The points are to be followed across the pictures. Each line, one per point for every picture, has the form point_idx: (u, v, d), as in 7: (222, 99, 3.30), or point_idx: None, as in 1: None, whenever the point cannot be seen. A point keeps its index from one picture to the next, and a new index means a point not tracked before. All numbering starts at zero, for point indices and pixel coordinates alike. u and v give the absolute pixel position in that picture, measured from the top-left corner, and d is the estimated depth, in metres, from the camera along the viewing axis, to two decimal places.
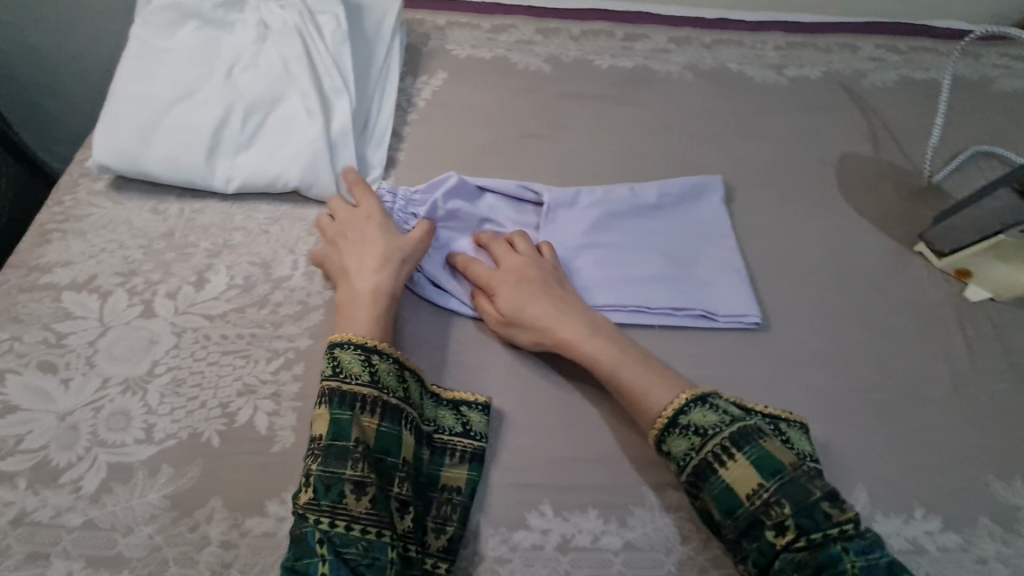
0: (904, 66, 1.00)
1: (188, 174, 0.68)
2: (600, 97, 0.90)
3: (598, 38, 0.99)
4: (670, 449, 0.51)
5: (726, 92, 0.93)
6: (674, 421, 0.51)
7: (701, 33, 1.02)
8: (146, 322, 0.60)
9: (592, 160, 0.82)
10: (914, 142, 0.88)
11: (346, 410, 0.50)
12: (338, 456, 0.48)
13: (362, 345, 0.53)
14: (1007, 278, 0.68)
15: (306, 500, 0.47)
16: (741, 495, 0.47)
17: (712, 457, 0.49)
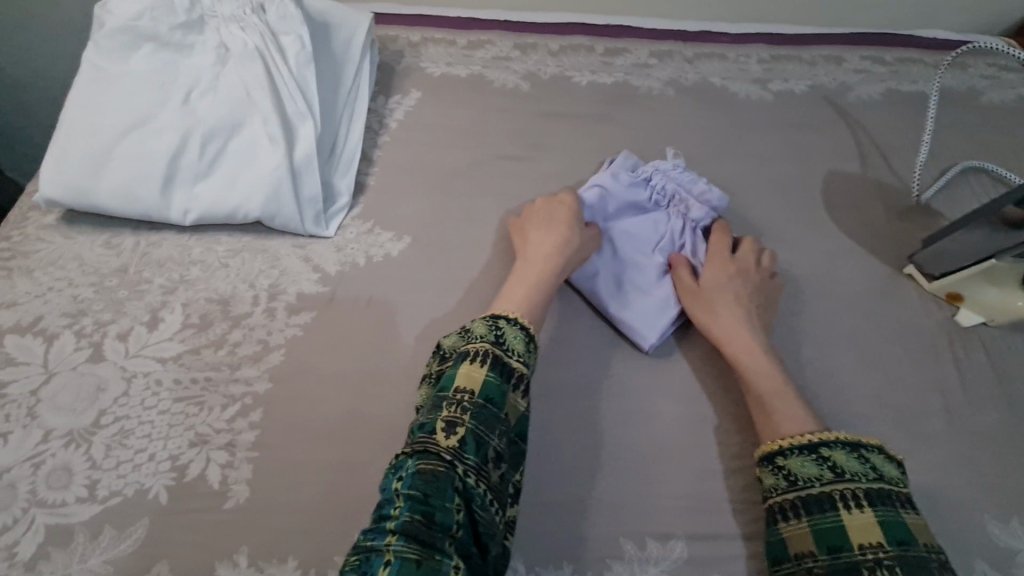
0: (890, 78, 0.97)
1: (143, 207, 0.65)
2: (579, 115, 0.87)
3: (577, 53, 0.96)
4: (789, 466, 0.50)
5: (709, 107, 0.91)
6: (810, 448, 0.50)
7: (683, 47, 1.00)
8: (94, 367, 0.57)
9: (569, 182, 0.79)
10: (902, 157, 0.86)
11: (505, 382, 0.49)
12: (489, 419, 0.46)
13: (519, 320, 0.54)
14: (999, 303, 0.65)
15: (449, 447, 0.44)
16: (857, 544, 0.44)
17: (838, 497, 0.46)
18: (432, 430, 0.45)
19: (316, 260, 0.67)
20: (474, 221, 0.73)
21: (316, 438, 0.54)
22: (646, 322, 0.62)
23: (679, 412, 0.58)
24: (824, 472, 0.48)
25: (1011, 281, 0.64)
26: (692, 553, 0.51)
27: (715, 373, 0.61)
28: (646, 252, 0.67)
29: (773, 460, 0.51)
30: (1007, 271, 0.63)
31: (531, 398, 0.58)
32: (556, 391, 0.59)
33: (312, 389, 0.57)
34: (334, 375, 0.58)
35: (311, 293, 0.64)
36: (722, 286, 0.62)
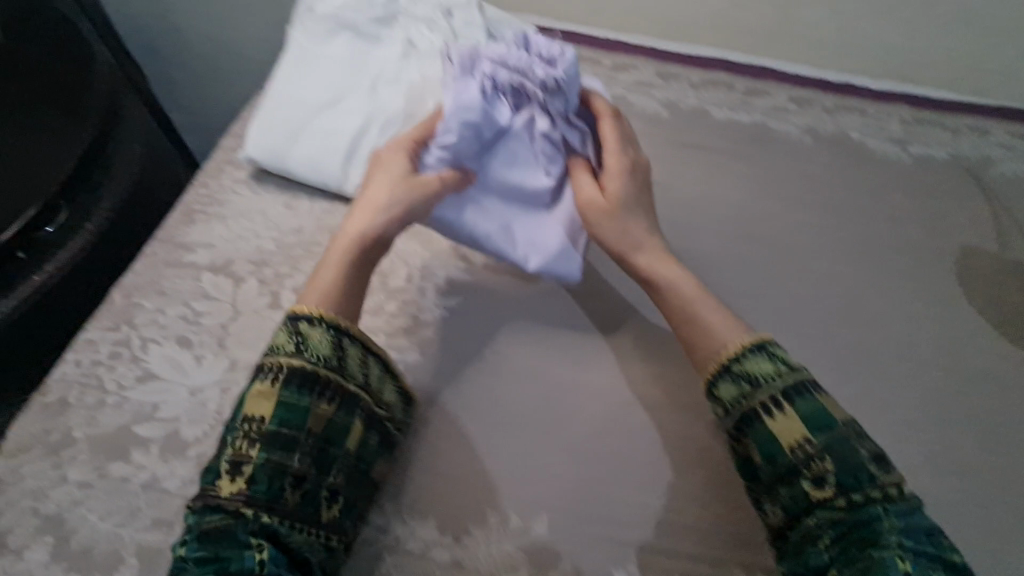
0: None
1: (323, 177, 0.72)
2: (716, 150, 0.90)
3: (718, 89, 0.99)
4: (720, 395, 0.54)
5: (845, 161, 0.91)
6: (726, 370, 0.54)
7: (824, 97, 1.00)
8: (273, 313, 0.64)
9: (701, 214, 0.82)
10: None
11: (305, 396, 0.50)
12: (282, 444, 0.48)
13: (325, 320, 0.53)
14: None
15: (233, 492, 0.46)
16: (787, 445, 0.51)
17: (761, 409, 0.52)
18: (292, 460, 0.48)
19: (466, 250, 0.72)
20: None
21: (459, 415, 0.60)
22: (533, 247, 0.64)
23: None
24: (742, 386, 0.53)
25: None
26: None
27: None
28: (533, 165, 0.63)
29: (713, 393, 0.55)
30: None
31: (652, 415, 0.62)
32: (675, 414, 0.63)
33: (457, 369, 0.63)
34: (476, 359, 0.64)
35: (459, 279, 0.70)
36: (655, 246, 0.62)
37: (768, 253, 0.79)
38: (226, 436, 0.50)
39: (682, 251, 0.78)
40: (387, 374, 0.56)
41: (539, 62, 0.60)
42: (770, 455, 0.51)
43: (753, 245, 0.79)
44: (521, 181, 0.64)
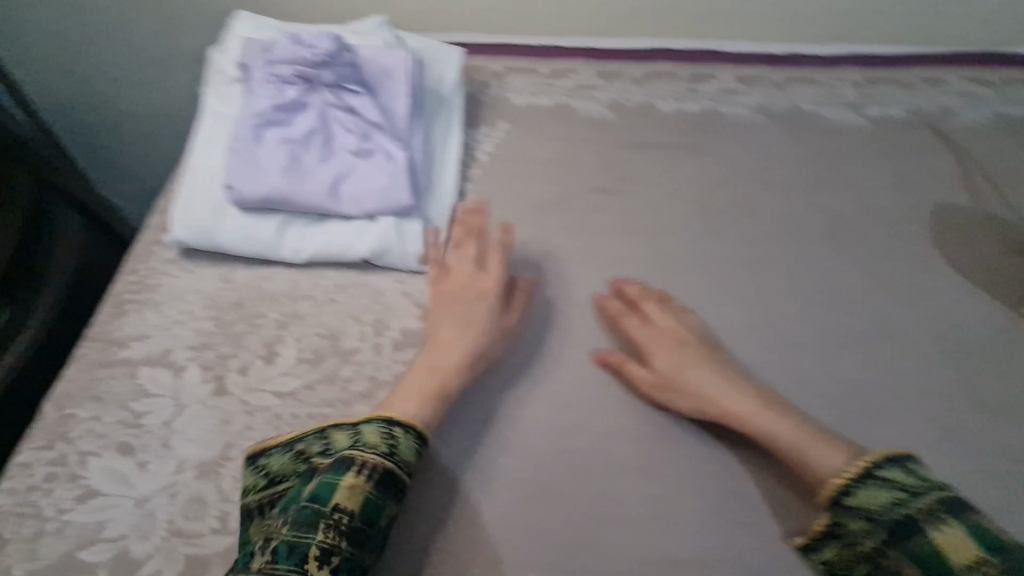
0: (996, 102, 0.92)
1: (260, 246, 0.68)
2: (668, 146, 0.86)
3: (662, 81, 0.95)
4: (893, 479, 0.50)
5: (802, 135, 0.88)
6: (880, 470, 0.51)
7: (773, 72, 0.97)
8: (218, 400, 0.59)
9: (662, 217, 0.78)
10: (1015, 189, 0.81)
11: (388, 495, 0.49)
12: (308, 517, 0.46)
13: (397, 418, 0.53)
14: None
15: (261, 566, 0.45)
16: (956, 564, 0.44)
17: (923, 517, 0.47)
18: (305, 550, 0.45)
19: (418, 297, 0.68)
20: (570, 259, 0.74)
21: (429, 479, 0.56)
22: (336, 176, 0.69)
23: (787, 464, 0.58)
24: (908, 481, 0.49)
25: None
26: None
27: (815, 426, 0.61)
28: (376, 163, 0.70)
29: (868, 478, 0.50)
30: None
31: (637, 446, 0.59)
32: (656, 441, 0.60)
33: None
34: (442, 415, 0.60)
35: (415, 329, 0.66)
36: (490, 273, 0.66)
37: (735, 249, 0.75)
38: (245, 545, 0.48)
39: (648, 259, 0.74)
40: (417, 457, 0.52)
41: (311, 50, 0.69)
42: None
43: (717, 242, 0.76)
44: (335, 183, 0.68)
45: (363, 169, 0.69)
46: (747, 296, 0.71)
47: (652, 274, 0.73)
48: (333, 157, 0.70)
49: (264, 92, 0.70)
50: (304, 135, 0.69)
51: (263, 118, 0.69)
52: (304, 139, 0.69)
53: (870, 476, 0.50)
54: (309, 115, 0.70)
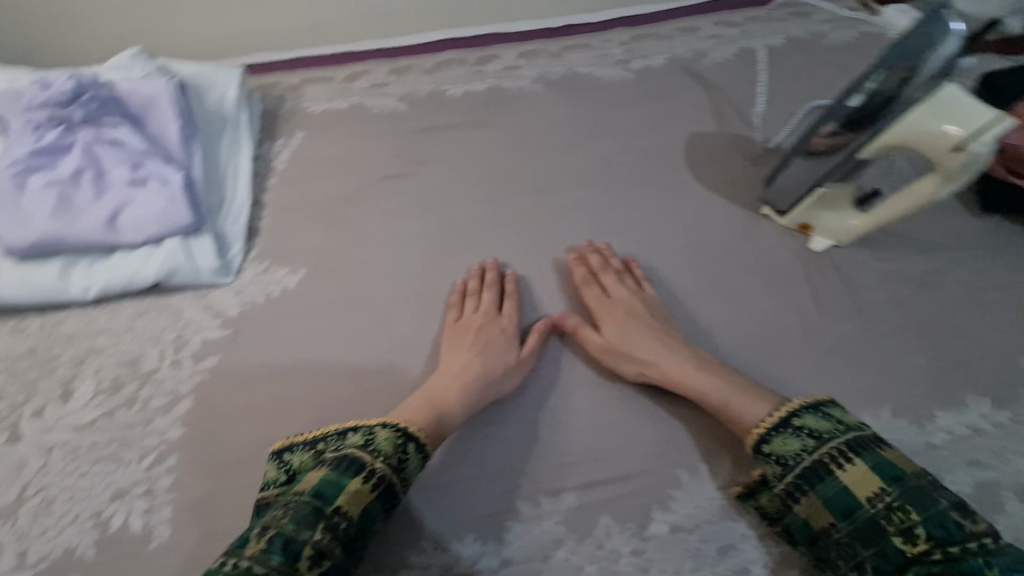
0: (740, 37, 1.05)
1: (42, 292, 0.69)
2: (457, 126, 0.93)
3: (450, 67, 1.02)
4: (805, 424, 0.53)
5: (576, 95, 0.97)
6: (784, 424, 0.54)
7: (550, 43, 1.06)
8: (12, 447, 0.60)
9: (451, 189, 0.84)
10: (754, 109, 0.93)
11: (379, 505, 0.51)
12: (310, 513, 0.47)
13: (397, 424, 0.56)
14: (838, 225, 0.72)
15: (256, 551, 0.43)
16: (863, 499, 0.47)
17: (829, 460, 0.50)
18: (299, 551, 0.44)
19: (217, 307, 0.71)
20: (367, 242, 0.78)
21: (229, 470, 0.59)
22: (108, 206, 0.70)
23: (563, 382, 0.65)
24: (805, 441, 0.52)
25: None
26: (580, 500, 0.58)
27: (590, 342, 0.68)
28: (148, 186, 0.72)
29: (804, 416, 0.54)
30: (840, 194, 0.71)
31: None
32: None
33: (223, 425, 0.62)
34: (243, 408, 0.63)
35: (214, 338, 0.68)
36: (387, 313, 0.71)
37: (519, 202, 0.82)
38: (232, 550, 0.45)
39: (440, 228, 0.79)
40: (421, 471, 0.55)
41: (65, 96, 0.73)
42: None
43: (503, 200, 0.82)
44: (105, 212, 0.70)
45: (134, 195, 0.71)
46: (532, 243, 0.78)
47: (445, 237, 0.78)
48: (103, 188, 0.71)
49: (18, 146, 0.71)
50: (69, 174, 0.71)
51: (20, 165, 0.70)
52: (69, 178, 0.71)
53: (784, 426, 0.54)
54: (72, 155, 0.72)
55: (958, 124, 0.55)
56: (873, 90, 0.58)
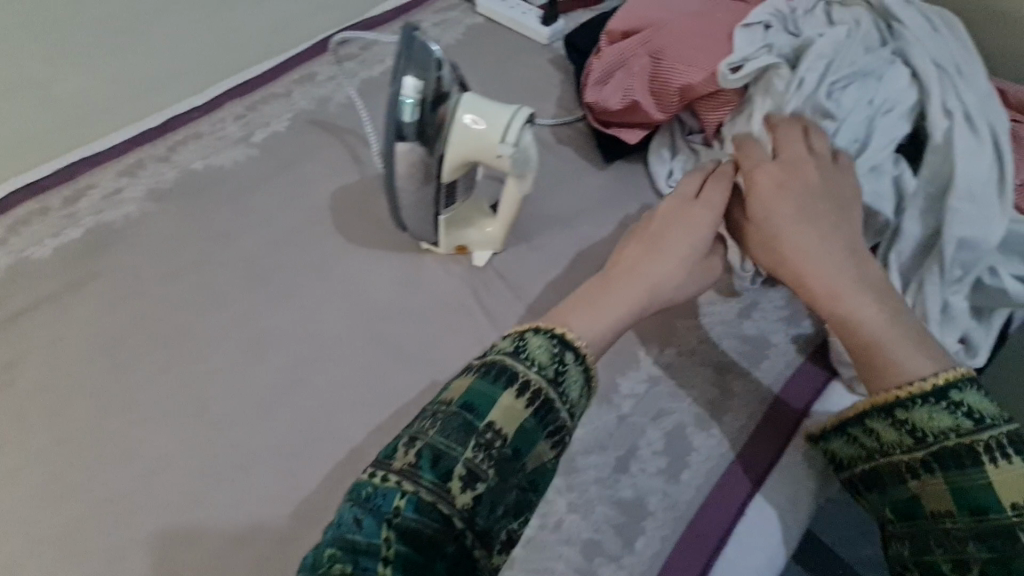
0: (470, 36, 1.06)
1: None
2: (172, 223, 0.81)
3: (188, 152, 0.90)
4: (925, 423, 0.48)
5: (334, 140, 0.91)
6: (935, 397, 0.47)
7: (252, 98, 0.97)
8: None
9: (191, 294, 0.74)
10: (504, 98, 0.94)
11: (542, 428, 0.50)
12: (462, 428, 0.47)
13: (550, 330, 0.54)
14: (482, 237, 0.71)
15: (407, 466, 0.45)
16: (1008, 504, 0.44)
17: (983, 451, 0.45)
18: (450, 467, 0.45)
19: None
20: (106, 400, 0.66)
21: None
22: None
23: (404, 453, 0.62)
24: (960, 420, 0.46)
25: (490, 211, 0.71)
26: None
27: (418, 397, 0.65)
28: None
29: (949, 391, 0.47)
30: (473, 208, 0.71)
31: (234, 536, 0.58)
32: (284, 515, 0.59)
33: None
34: None
35: None
36: (677, 236, 0.60)
37: (267, 283, 0.74)
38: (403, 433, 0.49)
39: (233, 338, 0.70)
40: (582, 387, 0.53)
41: None
42: None
43: (291, 280, 0.74)
44: None
45: None
46: (294, 318, 0.71)
47: (196, 358, 0.69)
48: None
49: None
50: None
51: None
52: None
53: (937, 399, 0.47)
54: None
55: (489, 127, 0.58)
56: (413, 92, 0.56)
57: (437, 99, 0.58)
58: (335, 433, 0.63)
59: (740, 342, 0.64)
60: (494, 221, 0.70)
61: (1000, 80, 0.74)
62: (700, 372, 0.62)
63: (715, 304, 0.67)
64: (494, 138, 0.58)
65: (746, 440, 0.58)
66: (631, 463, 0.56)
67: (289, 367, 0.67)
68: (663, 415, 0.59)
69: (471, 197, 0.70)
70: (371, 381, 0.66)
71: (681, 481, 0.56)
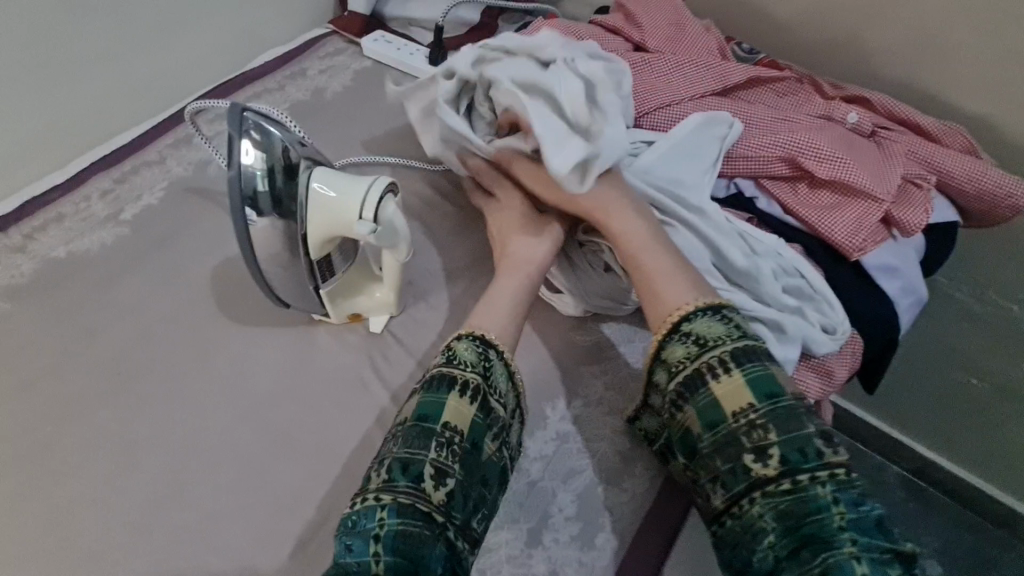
0: (358, 82, 1.02)
1: None
2: (27, 323, 0.73)
3: (46, 237, 0.81)
4: (666, 358, 0.53)
5: (214, 206, 0.85)
6: (675, 331, 0.53)
7: (121, 170, 0.90)
8: None
9: (54, 406, 0.66)
10: (394, 143, 0.91)
11: (485, 420, 0.52)
12: (419, 436, 0.49)
13: (469, 334, 0.55)
14: (373, 304, 0.67)
15: (382, 484, 0.47)
16: (729, 414, 0.49)
17: (707, 372, 0.51)
18: (420, 472, 0.48)
19: None
20: None
21: None
22: None
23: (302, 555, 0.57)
24: (690, 348, 0.52)
25: (377, 273, 0.67)
26: None
27: (316, 488, 0.61)
28: None
29: (675, 333, 0.53)
30: (359, 276, 0.67)
31: None
32: None
33: None
34: None
35: None
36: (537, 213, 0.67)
37: (143, 380, 0.68)
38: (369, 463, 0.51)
39: (101, 450, 0.63)
40: (511, 379, 0.55)
41: None
42: (782, 528, 0.45)
43: (169, 373, 0.68)
44: None
45: None
46: (173, 420, 0.65)
47: (58, 479, 0.61)
48: None
49: None
50: None
51: None
52: None
53: (677, 334, 0.53)
54: None
55: (343, 198, 0.55)
56: (258, 166, 0.53)
57: (286, 171, 0.55)
58: (224, 547, 0.57)
59: (645, 384, 0.63)
60: (383, 286, 0.67)
61: (866, 93, 0.78)
62: (607, 423, 0.60)
63: (619, 346, 0.66)
64: (352, 212, 0.55)
65: (659, 492, 0.57)
66: (543, 535, 0.54)
67: (169, 478, 0.61)
68: (573, 476, 0.57)
69: (356, 261, 0.66)
70: (264, 479, 0.61)
71: (596, 546, 0.53)
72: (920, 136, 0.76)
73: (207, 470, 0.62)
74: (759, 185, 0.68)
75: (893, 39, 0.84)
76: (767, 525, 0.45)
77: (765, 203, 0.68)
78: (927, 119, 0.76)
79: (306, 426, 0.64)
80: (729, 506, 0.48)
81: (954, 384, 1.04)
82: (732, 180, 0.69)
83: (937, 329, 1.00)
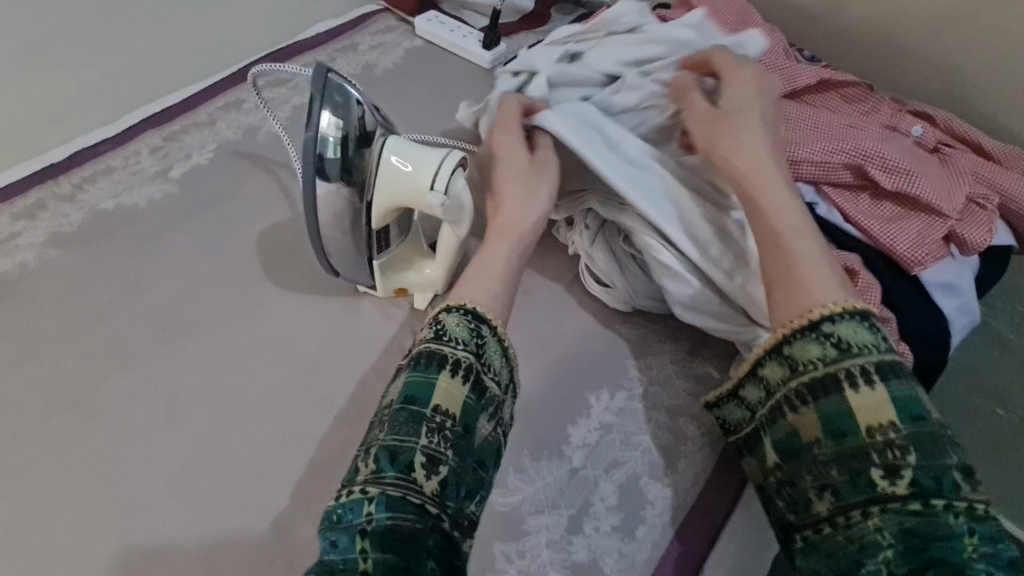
0: (410, 60, 1.02)
1: None
2: (73, 270, 0.73)
3: (95, 188, 0.82)
4: (794, 354, 0.51)
5: (261, 171, 0.85)
6: (812, 330, 0.50)
7: (171, 128, 0.90)
8: None
9: (97, 354, 0.67)
10: (444, 124, 0.91)
11: (476, 399, 0.50)
12: (410, 419, 0.48)
13: (461, 306, 0.54)
14: (422, 281, 0.67)
15: (369, 475, 0.46)
16: (864, 427, 0.46)
17: (844, 378, 0.48)
18: (410, 461, 0.46)
19: None
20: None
21: None
22: None
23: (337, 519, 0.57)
24: (828, 349, 0.49)
25: (429, 251, 0.67)
26: None
27: (354, 456, 0.61)
28: None
29: (813, 332, 0.50)
30: (411, 252, 0.67)
31: None
32: None
33: None
34: None
35: None
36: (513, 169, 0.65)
37: (186, 336, 0.68)
38: (356, 449, 0.50)
39: (142, 401, 0.63)
40: (503, 357, 0.54)
41: None
42: (905, 552, 0.42)
43: (211, 331, 0.68)
44: None
45: None
46: (215, 378, 0.65)
47: (99, 425, 0.62)
48: None
49: None
50: None
51: None
52: None
53: (815, 333, 0.50)
54: None
55: (416, 169, 0.56)
56: (337, 130, 0.53)
57: (360, 139, 0.55)
58: (263, 507, 0.57)
59: (690, 381, 0.63)
60: (434, 262, 0.67)
61: (931, 111, 0.77)
62: (652, 417, 0.60)
63: (665, 342, 0.66)
64: (425, 183, 0.55)
65: (699, 490, 0.56)
66: (584, 522, 0.53)
67: (211, 434, 0.61)
68: (616, 466, 0.56)
69: (412, 236, 0.66)
70: (301, 442, 0.61)
71: (637, 538, 0.53)
72: (985, 158, 0.75)
73: (246, 429, 0.62)
74: (820, 191, 0.67)
75: (962, 57, 0.83)
76: (885, 540, 0.43)
77: (825, 210, 0.67)
78: (992, 141, 0.75)
79: (346, 394, 0.64)
80: (841, 516, 0.46)
81: (976, 414, 1.03)
82: (793, 183, 0.68)
83: (970, 356, 0.99)
